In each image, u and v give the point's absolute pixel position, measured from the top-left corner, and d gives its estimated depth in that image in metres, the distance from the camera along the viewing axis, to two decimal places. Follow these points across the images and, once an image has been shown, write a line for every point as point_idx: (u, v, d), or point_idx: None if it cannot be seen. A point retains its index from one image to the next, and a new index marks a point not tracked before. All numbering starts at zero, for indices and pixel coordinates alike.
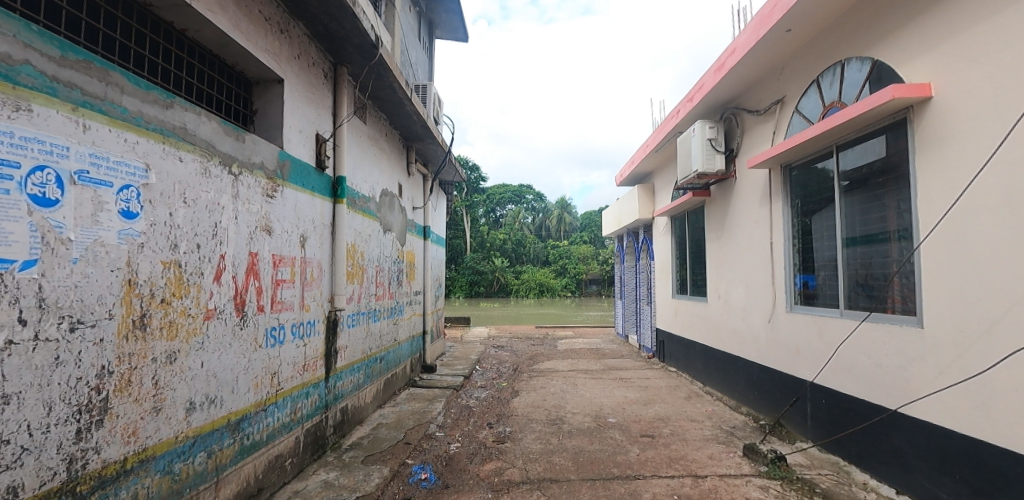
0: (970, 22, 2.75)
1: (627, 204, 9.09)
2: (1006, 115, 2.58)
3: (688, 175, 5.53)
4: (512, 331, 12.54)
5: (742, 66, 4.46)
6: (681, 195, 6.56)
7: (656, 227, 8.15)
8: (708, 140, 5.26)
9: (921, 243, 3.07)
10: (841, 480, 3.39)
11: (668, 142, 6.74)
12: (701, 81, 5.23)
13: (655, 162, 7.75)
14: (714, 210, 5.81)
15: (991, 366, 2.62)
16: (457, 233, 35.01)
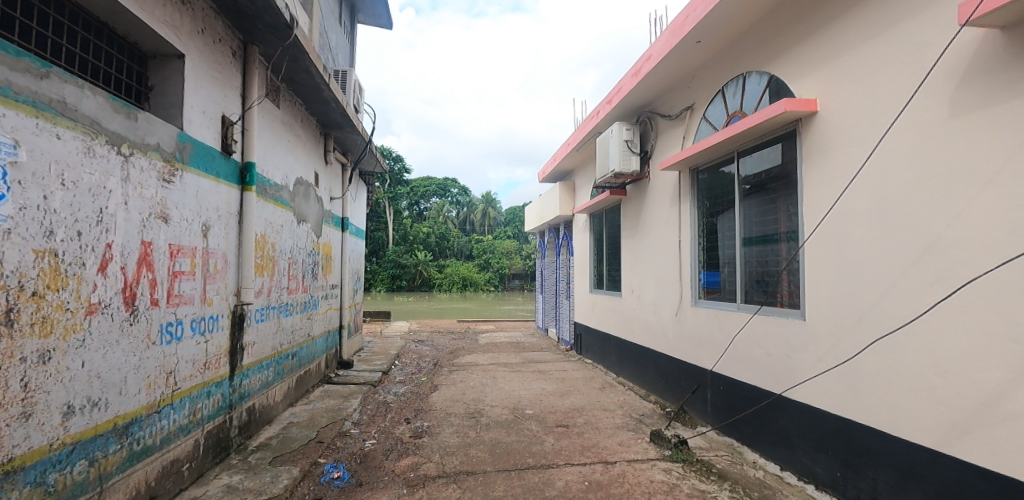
0: (851, 47, 3.06)
1: (549, 201, 9.28)
2: (877, 132, 2.90)
3: (605, 174, 5.72)
4: (434, 325, 12.43)
5: (656, 71, 4.67)
6: (600, 193, 6.81)
7: (575, 224, 8.40)
8: (625, 141, 5.47)
9: (806, 243, 3.39)
10: (734, 460, 3.67)
11: (589, 142, 6.94)
12: (618, 85, 5.43)
13: (576, 161, 7.97)
14: (628, 208, 6.06)
15: (859, 353, 2.96)
16: (381, 226, 34.25)
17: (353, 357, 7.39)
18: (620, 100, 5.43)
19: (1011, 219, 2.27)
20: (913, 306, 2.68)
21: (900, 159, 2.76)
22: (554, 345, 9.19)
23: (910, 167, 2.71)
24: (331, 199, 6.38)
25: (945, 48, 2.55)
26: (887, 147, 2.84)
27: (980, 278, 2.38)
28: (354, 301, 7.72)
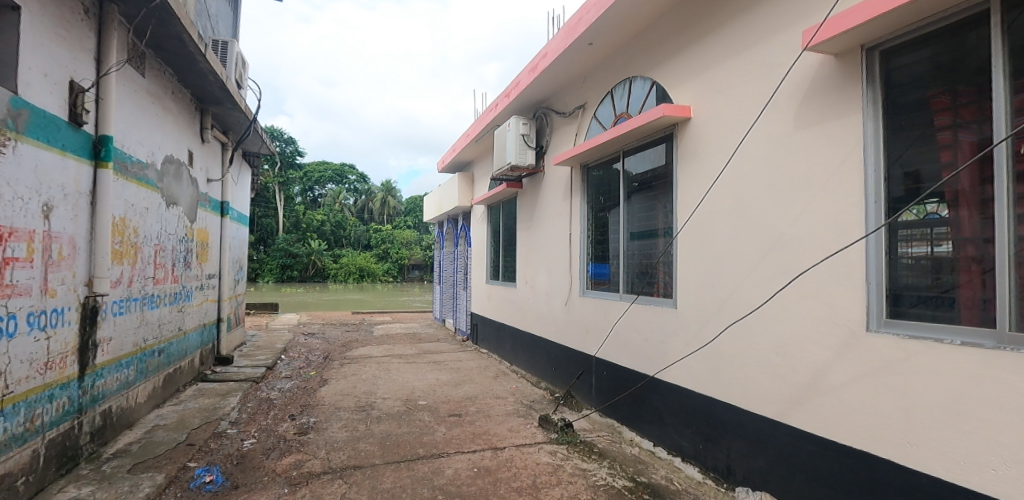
0: (719, 61, 3.38)
1: (448, 191, 9.26)
2: (737, 139, 3.24)
3: (502, 167, 5.80)
4: (327, 317, 11.93)
5: (552, 69, 4.82)
6: (498, 185, 6.90)
7: (474, 215, 8.47)
8: (522, 135, 5.59)
9: (678, 237, 3.69)
10: (614, 439, 3.94)
11: (488, 134, 7.01)
12: (516, 79, 5.53)
13: (475, 152, 8.02)
14: (524, 201, 6.21)
15: (718, 337, 3.30)
16: (269, 212, 33.10)
17: (234, 353, 6.88)
18: (518, 94, 5.53)
19: (836, 220, 2.64)
20: (762, 295, 3.04)
21: (755, 164, 3.10)
22: (453, 336, 9.23)
23: (763, 171, 3.05)
24: (208, 181, 5.85)
25: (792, 67, 2.89)
26: (745, 152, 3.17)
27: (813, 270, 2.75)
28: (235, 292, 7.16)
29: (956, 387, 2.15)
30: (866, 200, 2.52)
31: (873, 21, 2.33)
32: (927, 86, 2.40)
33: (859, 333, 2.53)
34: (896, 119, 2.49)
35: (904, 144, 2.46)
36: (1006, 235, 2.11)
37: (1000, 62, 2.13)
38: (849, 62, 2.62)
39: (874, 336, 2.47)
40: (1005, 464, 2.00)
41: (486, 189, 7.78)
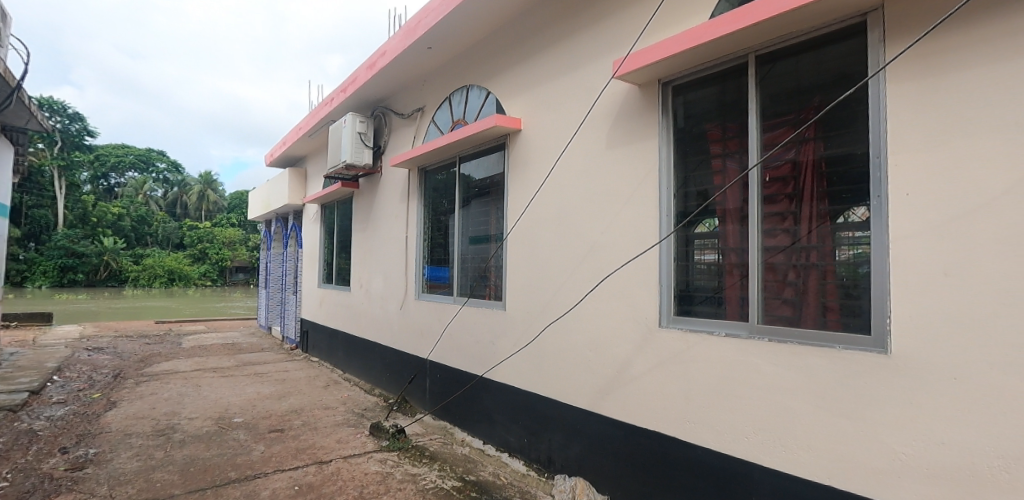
0: (543, 81, 3.63)
1: (277, 188, 8.59)
2: (556, 153, 3.51)
3: (336, 165, 5.54)
4: (117, 329, 10.22)
5: (391, 68, 4.73)
6: (332, 183, 6.56)
7: (306, 214, 7.98)
8: (358, 133, 5.42)
9: (509, 243, 3.86)
10: (445, 441, 4.00)
11: (323, 129, 6.65)
12: (354, 75, 5.31)
13: (309, 147, 7.56)
14: (360, 201, 6.02)
15: (540, 336, 3.54)
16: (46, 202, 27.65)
17: None
18: (354, 90, 5.34)
19: (637, 229, 2.98)
20: (575, 296, 3.33)
21: (573, 177, 3.37)
22: (282, 344, 8.55)
23: (580, 184, 3.32)
24: None
25: (604, 92, 3.20)
26: (566, 165, 3.42)
27: (616, 275, 3.08)
28: None
29: (721, 372, 2.57)
30: (661, 213, 2.88)
31: (668, 60, 2.68)
32: (708, 119, 2.81)
33: (654, 329, 2.87)
34: (682, 146, 2.90)
35: (690, 168, 2.86)
36: (756, 246, 2.58)
37: (755, 106, 2.60)
38: (649, 92, 2.97)
39: (664, 331, 2.82)
40: (755, 432, 2.44)
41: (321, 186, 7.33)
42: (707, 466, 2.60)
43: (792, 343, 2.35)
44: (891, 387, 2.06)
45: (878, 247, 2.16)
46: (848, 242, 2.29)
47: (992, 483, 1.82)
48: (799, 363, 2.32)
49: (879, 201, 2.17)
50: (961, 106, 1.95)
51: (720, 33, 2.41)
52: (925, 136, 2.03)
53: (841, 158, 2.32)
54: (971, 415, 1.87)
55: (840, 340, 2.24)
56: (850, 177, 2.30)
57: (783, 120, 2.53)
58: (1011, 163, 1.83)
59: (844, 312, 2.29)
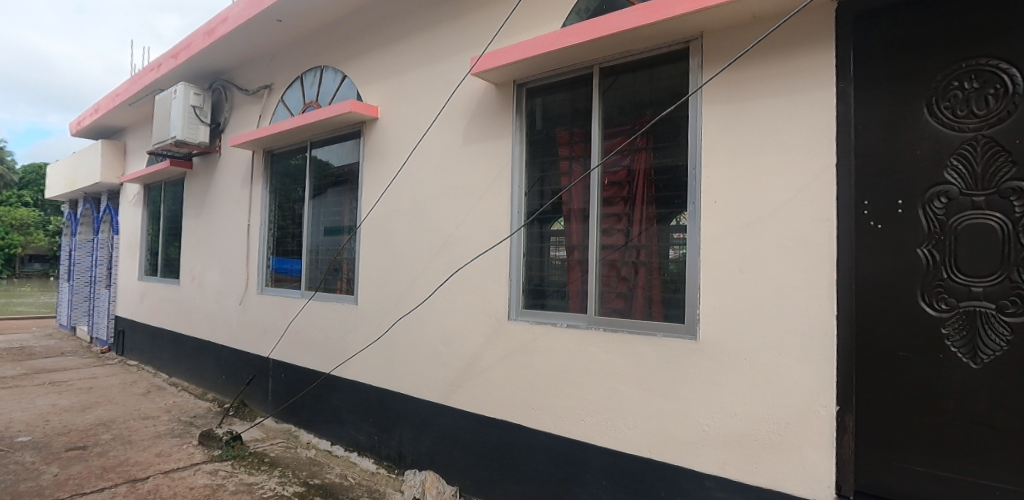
0: (400, 70, 3.54)
1: (87, 162, 7.31)
2: (411, 145, 3.45)
3: (163, 141, 4.91)
4: None
5: (235, 37, 4.26)
6: (160, 161, 5.74)
7: (126, 195, 6.92)
8: (192, 107, 4.86)
9: (362, 234, 3.72)
10: (289, 445, 3.76)
11: (149, 98, 5.79)
12: (189, 40, 4.70)
13: (131, 117, 6.55)
14: (194, 183, 5.38)
15: (392, 332, 3.47)
16: None
17: None
18: (189, 57, 4.71)
19: (489, 225, 3.03)
20: (427, 291, 3.31)
21: (427, 171, 3.34)
22: (93, 347, 7.35)
23: (435, 178, 3.30)
24: None
25: (461, 87, 3.20)
26: (421, 158, 3.38)
27: (466, 269, 3.12)
28: None
29: (561, 361, 2.72)
30: (512, 210, 2.96)
31: (521, 62, 2.74)
32: (557, 122, 2.95)
33: (503, 321, 2.95)
34: (532, 146, 3.01)
35: (539, 168, 2.98)
36: (595, 244, 2.77)
37: (598, 114, 2.77)
38: (504, 92, 3.02)
39: (513, 324, 2.91)
40: (590, 415, 2.63)
41: (148, 164, 6.39)
42: (549, 449, 2.75)
43: (623, 332, 2.56)
44: (697, 369, 2.35)
45: (693, 246, 2.43)
46: (672, 242, 2.53)
47: (769, 444, 2.19)
48: (627, 351, 2.53)
49: (694, 207, 2.44)
50: (754, 128, 2.28)
51: (568, 42, 2.53)
52: (729, 152, 2.34)
53: (666, 167, 2.58)
54: (753, 389, 2.23)
55: (661, 327, 2.49)
56: (673, 184, 2.56)
57: (621, 130, 2.73)
58: (789, 178, 2.19)
59: (666, 304, 2.53)
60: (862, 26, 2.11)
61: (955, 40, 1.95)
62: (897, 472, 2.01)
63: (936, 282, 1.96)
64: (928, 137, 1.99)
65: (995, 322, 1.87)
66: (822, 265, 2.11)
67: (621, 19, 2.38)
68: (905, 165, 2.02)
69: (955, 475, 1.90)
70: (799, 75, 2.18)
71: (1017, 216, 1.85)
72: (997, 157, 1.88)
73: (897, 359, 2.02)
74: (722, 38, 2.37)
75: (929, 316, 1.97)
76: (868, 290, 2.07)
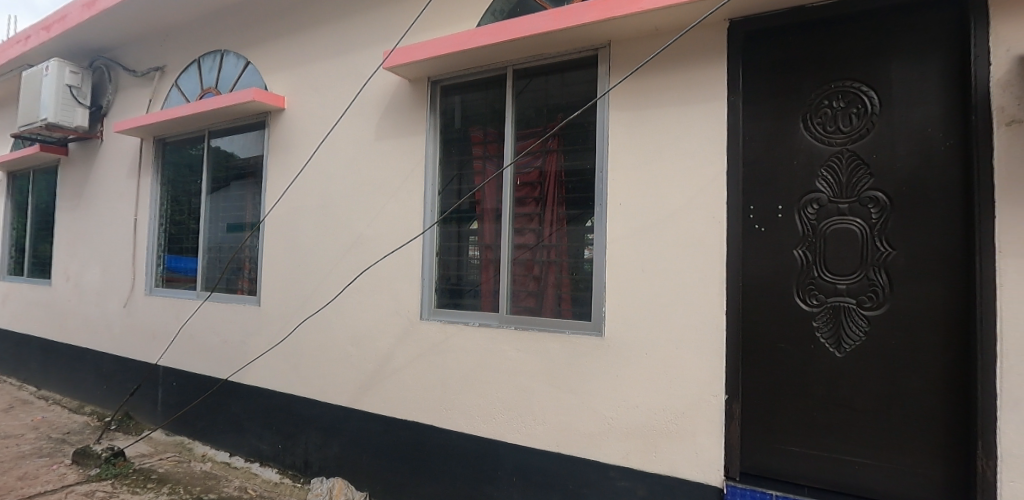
0: (308, 60, 3.38)
1: None
2: (318, 139, 3.31)
3: (30, 123, 4.36)
4: None
5: (120, 12, 3.87)
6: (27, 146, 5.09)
7: None
8: (68, 86, 4.36)
9: (266, 231, 3.51)
10: (180, 459, 3.48)
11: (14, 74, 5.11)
12: (64, 11, 4.20)
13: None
14: (70, 172, 4.83)
15: (297, 334, 3.30)
16: None
17: None
18: (64, 31, 4.21)
19: (401, 223, 2.97)
20: (334, 291, 3.19)
21: (336, 166, 3.22)
22: None
23: (344, 174, 3.19)
24: None
25: (373, 81, 3.10)
26: (329, 153, 3.25)
27: (376, 268, 3.04)
28: None
29: (472, 360, 2.73)
30: (425, 209, 2.91)
31: (434, 60, 2.71)
32: (471, 121, 2.95)
33: (415, 321, 2.90)
34: (446, 145, 2.99)
35: (453, 167, 2.97)
36: (507, 243, 2.80)
37: (512, 115, 2.80)
38: (418, 88, 2.97)
39: (425, 324, 2.87)
40: (501, 413, 2.65)
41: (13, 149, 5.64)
42: (460, 448, 2.74)
43: (533, 330, 2.61)
44: (601, 364, 2.44)
45: (599, 246, 2.52)
46: (581, 242, 2.61)
47: (665, 434, 2.31)
48: (537, 349, 2.58)
49: (601, 209, 2.53)
50: (656, 134, 2.40)
51: (482, 42, 2.53)
52: (632, 156, 2.45)
53: (575, 169, 2.66)
54: (651, 382, 2.35)
55: (569, 325, 2.56)
56: (581, 186, 2.64)
57: (533, 132, 2.77)
58: (685, 182, 2.32)
59: (574, 302, 2.60)
60: (749, 46, 2.31)
61: (825, 64, 2.18)
62: (775, 453, 2.21)
63: (808, 280, 2.17)
64: (802, 149, 2.20)
65: (855, 315, 2.09)
66: (713, 264, 2.25)
67: (534, 23, 2.41)
68: (784, 174, 2.23)
69: (821, 452, 2.13)
70: (694, 86, 2.33)
71: (872, 222, 2.08)
72: (857, 169, 2.11)
73: (776, 350, 2.21)
74: (628, 47, 2.47)
75: (802, 311, 2.18)
76: (751, 287, 2.27)
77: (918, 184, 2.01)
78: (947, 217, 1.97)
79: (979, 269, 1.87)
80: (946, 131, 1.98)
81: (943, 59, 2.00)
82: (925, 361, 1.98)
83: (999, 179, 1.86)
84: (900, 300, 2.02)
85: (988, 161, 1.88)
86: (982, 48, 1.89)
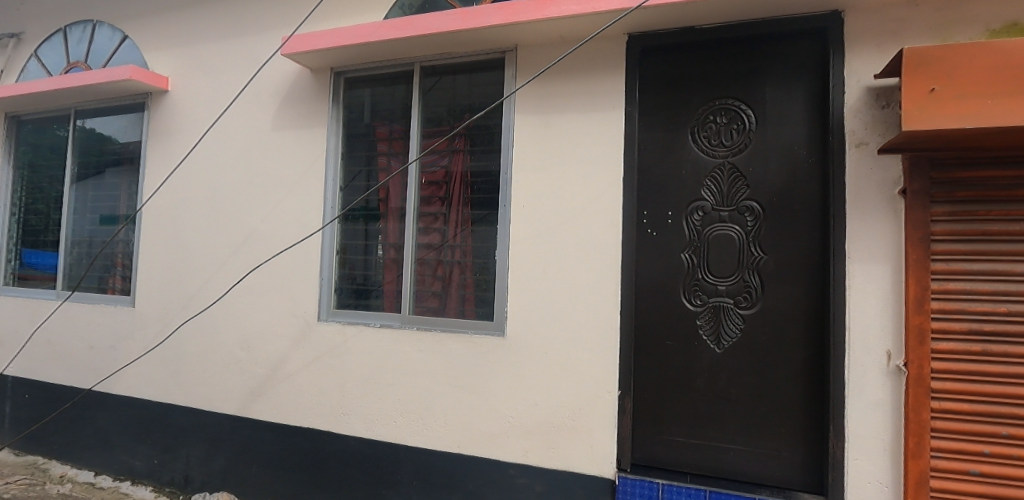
0: (196, 40, 3.11)
1: None
2: (205, 126, 3.06)
3: None
4: None
5: None
6: None
7: None
8: None
9: (142, 225, 3.18)
10: (32, 481, 3.05)
11: None
12: None
13: None
14: None
15: (178, 337, 3.03)
16: None
17: None
18: None
19: (298, 219, 2.82)
20: (221, 291, 2.96)
21: (225, 157, 3.00)
22: None
23: (235, 165, 2.97)
24: None
25: (269, 68, 2.92)
26: (219, 142, 3.01)
27: (269, 267, 2.86)
28: None
29: (371, 362, 2.65)
30: (325, 205, 2.79)
31: (337, 50, 2.60)
32: (375, 116, 2.86)
33: (311, 323, 2.76)
34: (349, 140, 2.87)
35: (356, 163, 2.87)
36: (411, 242, 2.74)
37: (418, 113, 2.75)
38: (319, 78, 2.84)
39: (322, 326, 2.74)
40: (401, 416, 2.59)
41: None
42: (358, 454, 2.64)
43: (435, 330, 2.58)
44: (501, 364, 2.47)
45: (502, 247, 2.54)
46: (485, 243, 2.62)
47: (561, 431, 2.38)
48: (439, 350, 2.55)
49: (504, 210, 2.56)
50: (557, 139, 2.47)
51: (388, 36, 2.46)
52: (534, 160, 2.50)
53: (480, 170, 2.66)
54: (548, 381, 2.41)
55: (471, 325, 2.56)
56: (486, 187, 2.65)
57: (440, 131, 2.74)
58: (584, 187, 2.41)
59: (477, 302, 2.61)
60: (646, 61, 2.43)
61: (710, 81, 2.35)
62: (663, 444, 2.34)
63: (693, 282, 2.33)
64: (690, 160, 2.36)
65: (732, 314, 2.27)
66: (608, 266, 2.35)
67: (440, 20, 2.38)
68: (674, 182, 2.37)
69: (703, 441, 2.29)
70: (594, 95, 2.42)
71: (748, 229, 2.27)
72: (736, 180, 2.30)
73: (665, 347, 2.35)
74: (535, 52, 2.52)
75: (687, 310, 2.33)
76: (643, 288, 2.39)
77: (786, 195, 2.23)
78: (808, 226, 2.19)
79: (833, 273, 2.11)
80: (809, 149, 2.21)
81: (807, 84, 2.23)
82: (790, 355, 2.20)
83: (849, 194, 2.10)
84: (770, 300, 2.23)
85: (841, 177, 2.11)
86: (838, 77, 2.13)
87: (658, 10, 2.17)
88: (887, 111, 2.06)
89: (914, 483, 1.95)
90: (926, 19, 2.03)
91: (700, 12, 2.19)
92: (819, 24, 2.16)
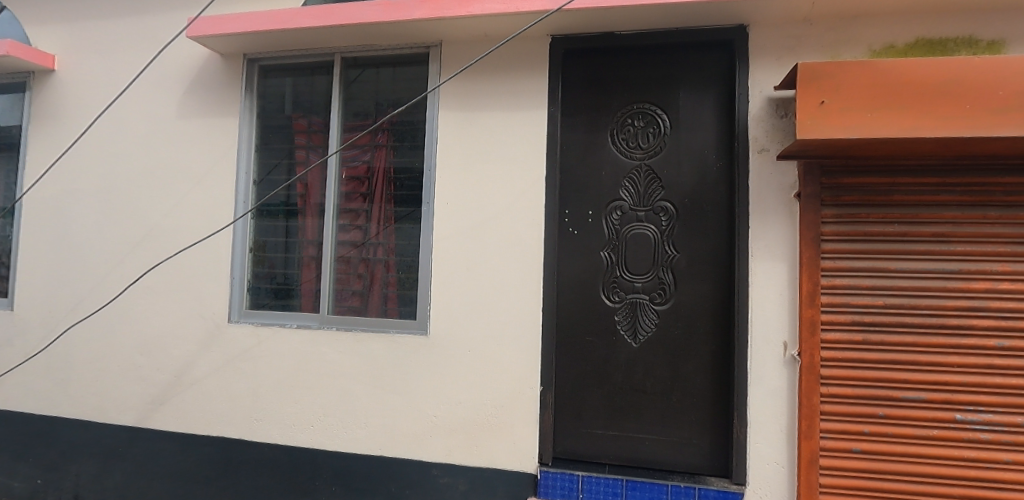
0: (88, 16, 2.84)
1: None
2: (98, 111, 2.80)
3: None
4: None
5: None
6: None
7: None
8: None
9: (23, 218, 2.87)
10: None
11: None
12: None
13: None
14: None
15: (66, 343, 2.76)
16: None
17: None
18: None
19: (207, 215, 2.65)
20: (117, 291, 2.73)
21: (123, 146, 2.76)
22: None
23: (134, 155, 2.75)
24: None
25: (174, 51, 2.72)
26: (115, 130, 2.77)
27: (173, 266, 2.67)
28: None
29: (287, 364, 2.53)
30: (237, 199, 2.64)
31: (250, 35, 2.46)
32: (292, 107, 2.73)
33: (221, 325, 2.60)
34: (263, 131, 2.73)
35: (272, 156, 2.73)
36: (331, 240, 2.65)
37: (338, 105, 2.65)
38: (231, 65, 2.68)
39: (232, 328, 2.59)
40: (321, 420, 2.50)
41: None
42: (274, 461, 2.52)
43: (356, 330, 2.51)
44: (424, 364, 2.44)
45: (425, 245, 2.51)
46: (409, 241, 2.58)
47: (484, 429, 2.39)
48: (360, 350, 2.48)
49: (428, 207, 2.53)
50: (481, 137, 2.47)
51: (307, 24, 2.36)
52: (458, 157, 2.49)
53: (404, 167, 2.62)
54: (470, 379, 2.41)
55: (394, 325, 2.52)
56: (410, 184, 2.60)
57: (362, 125, 2.66)
58: (508, 186, 2.43)
59: (400, 301, 2.56)
60: (568, 63, 2.49)
61: (629, 86, 2.44)
62: (584, 437, 2.41)
63: (612, 279, 2.41)
64: (610, 161, 2.44)
65: (648, 310, 2.37)
66: (531, 263, 2.39)
67: (362, 10, 2.32)
68: (594, 182, 2.44)
69: (622, 433, 2.37)
70: (518, 95, 2.44)
71: (663, 228, 2.38)
72: (652, 182, 2.40)
73: (586, 343, 2.42)
74: (460, 48, 2.50)
75: (606, 307, 2.40)
76: (565, 286, 2.44)
77: (697, 197, 2.35)
78: (717, 226, 2.33)
79: (737, 270, 2.25)
80: (717, 153, 2.35)
81: (717, 93, 2.36)
82: (700, 348, 2.33)
83: (752, 196, 2.25)
84: (682, 296, 2.35)
85: (745, 181, 2.26)
86: (743, 87, 2.28)
87: (579, 13, 2.23)
88: (785, 120, 2.23)
89: (806, 463, 2.13)
90: (819, 37, 2.22)
91: (619, 18, 2.27)
92: (726, 36, 2.30)
